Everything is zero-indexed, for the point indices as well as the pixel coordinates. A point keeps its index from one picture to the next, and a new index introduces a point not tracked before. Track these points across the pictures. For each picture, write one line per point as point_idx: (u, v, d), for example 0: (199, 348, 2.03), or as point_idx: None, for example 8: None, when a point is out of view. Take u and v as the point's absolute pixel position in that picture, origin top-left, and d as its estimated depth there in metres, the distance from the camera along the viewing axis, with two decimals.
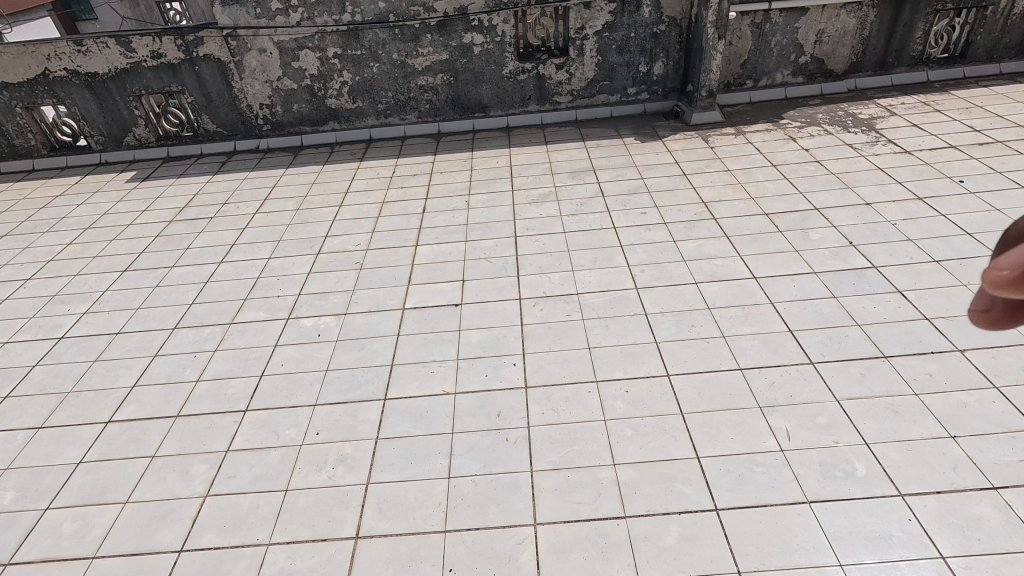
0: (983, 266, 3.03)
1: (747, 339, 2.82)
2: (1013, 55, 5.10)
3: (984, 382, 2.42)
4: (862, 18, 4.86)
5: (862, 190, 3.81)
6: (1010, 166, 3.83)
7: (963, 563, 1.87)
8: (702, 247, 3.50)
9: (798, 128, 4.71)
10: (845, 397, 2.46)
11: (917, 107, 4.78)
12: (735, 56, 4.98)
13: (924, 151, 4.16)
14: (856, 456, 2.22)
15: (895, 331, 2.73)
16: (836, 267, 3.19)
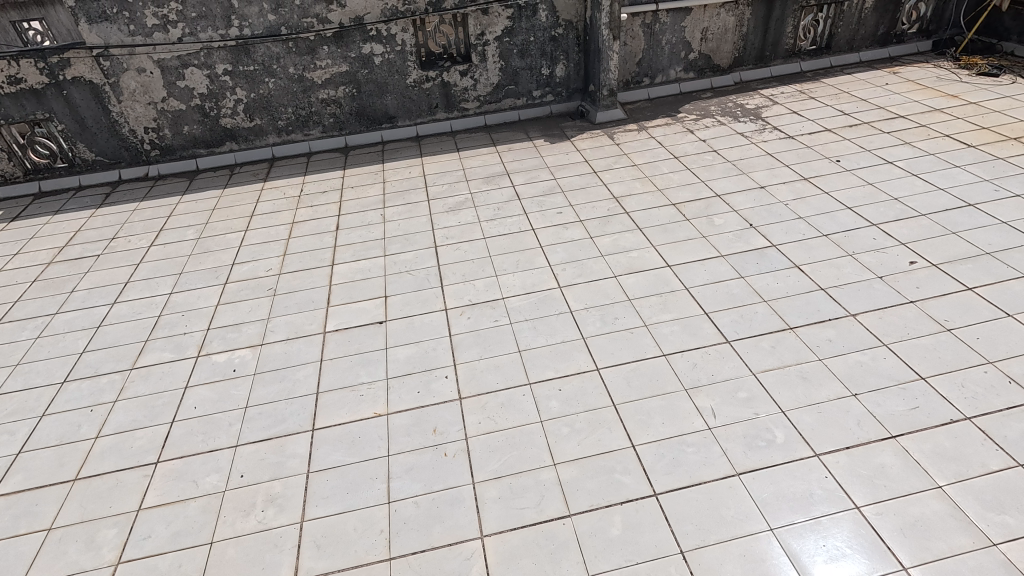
0: (864, 236, 3.34)
1: (667, 325, 2.94)
2: (869, 45, 5.67)
3: (876, 341, 2.67)
4: (739, 16, 5.23)
5: (756, 175, 4.09)
6: (878, 144, 4.26)
7: (875, 510, 2.03)
8: (618, 240, 3.62)
9: (694, 120, 4.99)
10: (760, 370, 2.62)
11: (796, 95, 5.20)
12: (631, 55, 5.20)
13: (805, 135, 4.53)
14: (775, 424, 2.37)
15: (797, 303, 2.95)
16: (739, 249, 3.40)
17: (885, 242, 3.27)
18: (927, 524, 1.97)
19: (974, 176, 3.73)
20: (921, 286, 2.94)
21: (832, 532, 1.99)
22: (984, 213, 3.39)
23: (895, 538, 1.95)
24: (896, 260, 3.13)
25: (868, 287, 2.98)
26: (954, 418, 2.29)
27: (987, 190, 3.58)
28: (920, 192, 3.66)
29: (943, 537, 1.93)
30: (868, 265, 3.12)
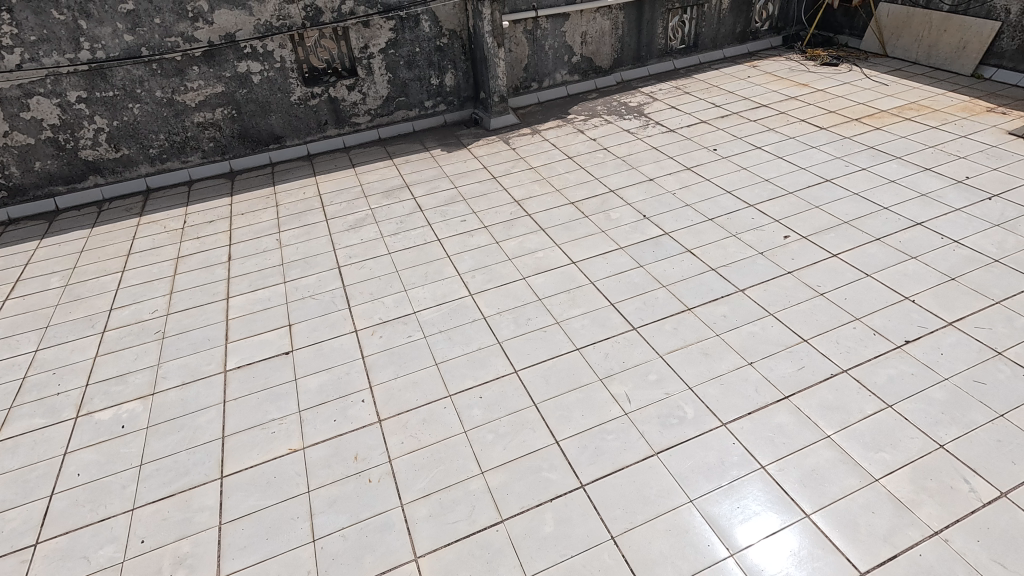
0: (744, 217, 3.64)
1: (578, 320, 3.03)
2: (730, 42, 6.19)
3: (763, 312, 2.91)
4: (614, 20, 5.52)
5: (644, 168, 4.33)
6: (747, 132, 4.65)
7: (778, 466, 2.21)
8: (523, 243, 3.68)
9: (584, 121, 5.20)
10: (666, 351, 2.77)
11: (672, 92, 5.56)
12: (517, 61, 5.32)
13: (684, 128, 4.86)
14: (684, 401, 2.51)
15: (693, 285, 3.15)
16: (637, 239, 3.57)
17: (761, 220, 3.58)
18: (822, 471, 2.17)
19: (828, 155, 4.18)
20: (795, 257, 3.24)
21: (744, 494, 2.13)
22: (839, 187, 3.80)
23: (797, 490, 2.12)
24: (772, 236, 3.43)
25: (752, 263, 3.24)
26: (834, 372, 2.54)
27: (839, 166, 4.02)
28: (786, 172, 4.04)
29: (836, 481, 2.13)
30: (749, 243, 3.40)
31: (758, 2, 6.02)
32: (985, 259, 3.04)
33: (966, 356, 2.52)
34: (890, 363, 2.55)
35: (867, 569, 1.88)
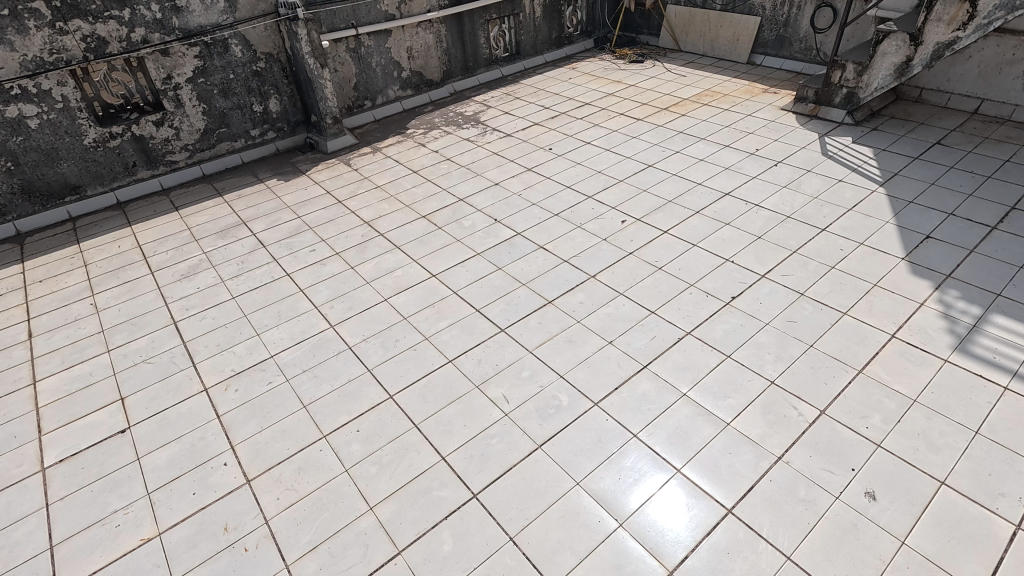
0: (586, 208, 3.89)
1: (446, 332, 3.02)
2: (549, 47, 6.60)
3: (614, 292, 3.13)
4: (437, 34, 5.59)
5: (489, 174, 4.44)
6: (576, 129, 4.98)
7: (648, 432, 2.39)
8: (380, 263, 3.59)
9: (423, 134, 5.21)
10: (535, 346, 2.86)
11: (504, 98, 5.79)
12: (345, 81, 5.18)
13: (520, 131, 5.08)
14: (558, 390, 2.62)
15: (549, 279, 3.30)
16: (491, 243, 3.66)
17: (601, 209, 3.86)
18: (685, 427, 2.39)
19: (647, 143, 4.62)
20: (634, 238, 3.53)
21: (623, 464, 2.27)
22: (661, 170, 4.22)
23: (667, 449, 2.31)
24: (612, 222, 3.71)
25: (598, 250, 3.47)
26: (681, 336, 2.81)
27: (658, 152, 4.47)
28: (615, 162, 4.40)
29: (697, 433, 2.36)
30: (594, 231, 3.64)
31: (567, 9, 6.48)
32: (780, 217, 3.57)
33: (779, 301, 2.94)
34: (723, 318, 2.88)
35: (732, 504, 2.10)
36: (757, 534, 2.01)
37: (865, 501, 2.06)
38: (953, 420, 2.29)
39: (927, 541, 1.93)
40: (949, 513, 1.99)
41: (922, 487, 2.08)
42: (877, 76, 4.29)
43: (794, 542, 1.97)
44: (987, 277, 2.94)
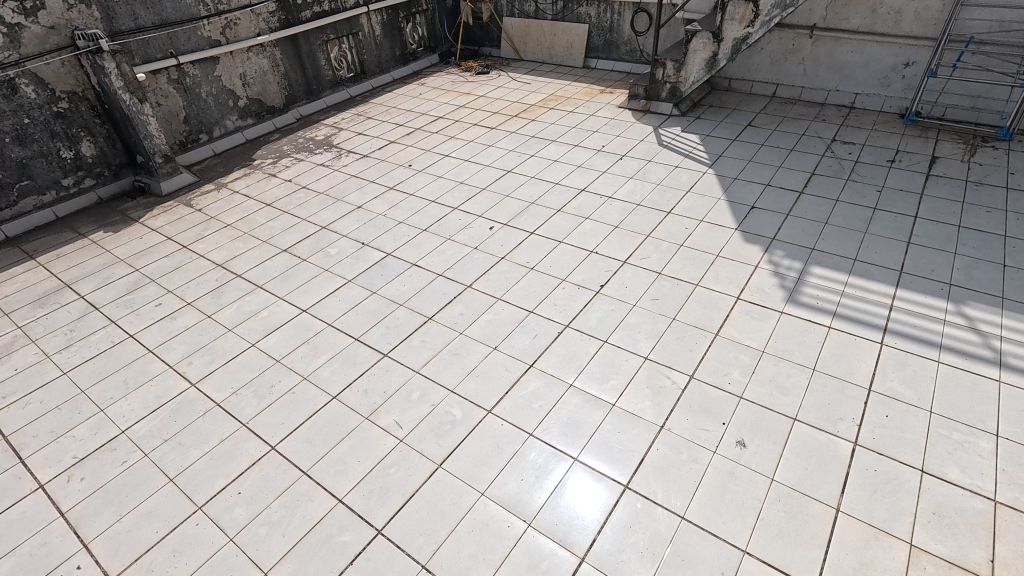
0: (453, 220, 3.90)
1: (326, 367, 2.86)
2: (394, 65, 6.56)
3: (492, 299, 3.17)
4: (271, 58, 5.29)
5: (350, 198, 4.29)
6: (433, 143, 4.99)
7: (542, 428, 2.44)
8: (241, 307, 3.31)
9: (272, 163, 4.90)
10: (422, 366, 2.81)
11: (355, 119, 5.64)
12: (172, 115, 4.72)
13: (377, 151, 4.97)
14: (451, 405, 2.59)
15: (427, 295, 3.26)
16: (362, 268, 3.53)
17: (468, 219, 3.89)
18: (575, 416, 2.48)
19: (504, 150, 4.76)
20: (504, 243, 3.61)
21: (524, 465, 2.30)
22: (520, 175, 4.37)
23: (562, 441, 2.38)
24: (481, 230, 3.76)
25: (471, 259, 3.50)
26: (560, 330, 2.92)
27: (514, 157, 4.62)
28: (475, 172, 4.47)
29: (588, 420, 2.46)
30: (464, 242, 3.67)
31: (407, 26, 6.48)
32: (632, 205, 3.86)
33: (642, 283, 3.17)
34: (596, 307, 3.04)
35: (628, 479, 2.22)
36: (653, 502, 2.13)
37: (737, 449, 2.28)
38: (795, 362, 2.62)
39: (790, 473, 2.18)
40: (803, 444, 2.27)
41: (779, 426, 2.35)
42: (692, 71, 4.80)
43: (686, 501, 2.12)
44: (802, 235, 3.42)
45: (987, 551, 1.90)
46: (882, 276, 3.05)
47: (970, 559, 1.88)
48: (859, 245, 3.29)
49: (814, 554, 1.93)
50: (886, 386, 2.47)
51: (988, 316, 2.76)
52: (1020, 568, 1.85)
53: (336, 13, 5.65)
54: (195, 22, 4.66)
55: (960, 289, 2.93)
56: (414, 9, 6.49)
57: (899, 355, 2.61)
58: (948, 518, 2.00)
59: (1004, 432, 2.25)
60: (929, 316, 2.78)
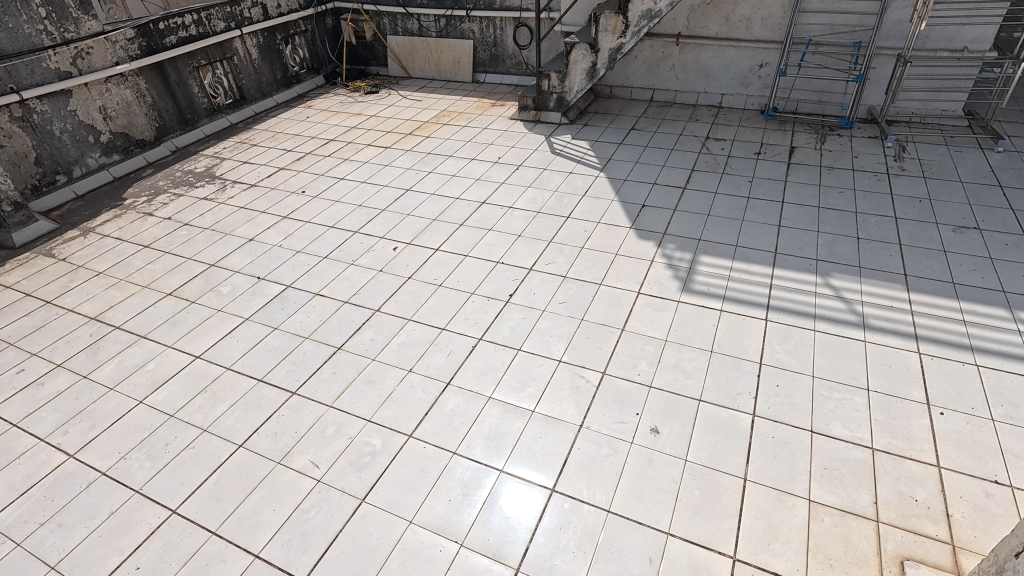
0: (354, 244, 3.80)
1: (229, 415, 2.66)
2: (276, 88, 6.29)
3: (403, 320, 3.11)
4: (135, 88, 4.88)
5: (240, 231, 4.05)
6: (326, 167, 4.83)
7: (465, 444, 2.43)
8: (124, 361, 3.00)
9: (147, 201, 4.51)
10: (335, 398, 2.69)
11: (238, 147, 5.33)
12: (19, 156, 4.21)
13: (265, 179, 4.73)
14: (369, 435, 2.50)
15: (333, 324, 3.14)
16: (259, 304, 3.34)
17: (369, 241, 3.80)
18: (497, 427, 2.48)
19: (400, 169, 4.71)
20: (409, 262, 3.56)
21: (451, 485, 2.27)
22: (419, 192, 4.34)
23: (486, 454, 2.38)
24: (385, 252, 3.69)
25: (377, 282, 3.42)
26: (474, 344, 2.92)
27: (412, 175, 4.59)
28: (373, 193, 4.38)
29: (509, 429, 2.47)
30: (368, 265, 3.57)
31: (286, 48, 6.24)
32: (532, 213, 3.95)
33: (549, 288, 3.25)
34: (507, 316, 3.08)
35: (554, 482, 2.25)
36: (580, 501, 2.18)
37: (652, 437, 2.39)
38: (695, 347, 2.79)
39: (701, 452, 2.31)
40: (710, 423, 2.42)
41: (688, 409, 2.49)
42: (575, 81, 5.02)
43: (610, 495, 2.19)
44: (690, 228, 3.66)
45: (871, 494, 2.13)
46: (761, 259, 3.34)
47: (858, 504, 2.09)
48: (739, 232, 3.58)
49: (729, 524, 2.06)
50: (774, 358, 2.70)
51: (851, 285, 3.10)
52: (899, 505, 2.08)
53: (205, 37, 5.33)
54: (38, 52, 4.19)
55: (826, 263, 3.27)
56: (292, 30, 6.27)
57: (782, 328, 2.86)
58: (837, 470, 2.21)
59: (873, 386, 2.53)
60: (803, 290, 3.08)
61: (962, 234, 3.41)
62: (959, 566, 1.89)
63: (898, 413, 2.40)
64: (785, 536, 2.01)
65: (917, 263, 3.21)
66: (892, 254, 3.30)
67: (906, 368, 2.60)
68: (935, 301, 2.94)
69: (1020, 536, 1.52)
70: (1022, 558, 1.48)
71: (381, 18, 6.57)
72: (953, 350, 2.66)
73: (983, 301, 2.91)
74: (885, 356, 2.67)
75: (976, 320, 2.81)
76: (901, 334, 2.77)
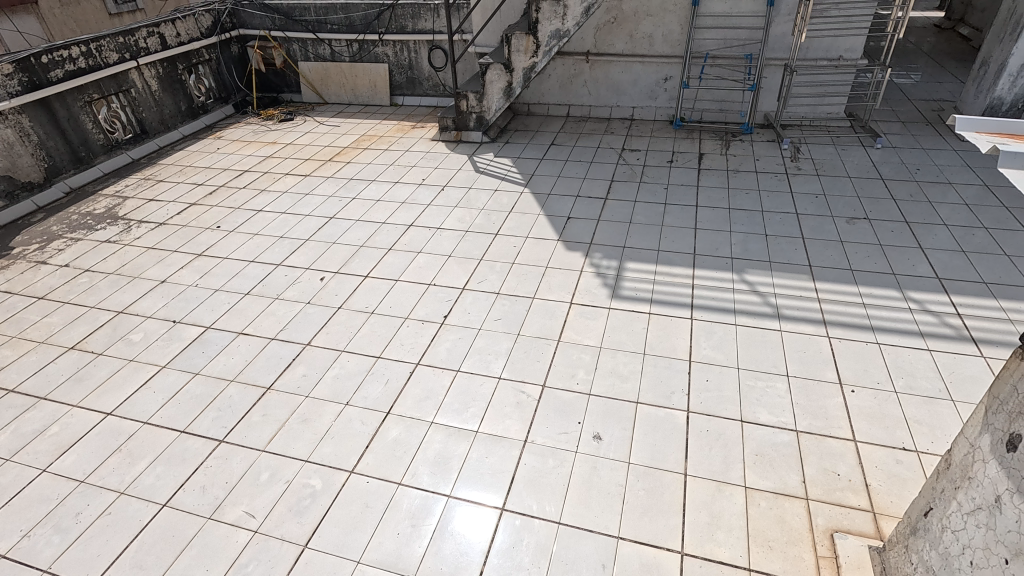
0: (278, 277, 3.65)
1: (149, 472, 2.46)
2: (182, 120, 5.98)
3: (335, 352, 3.01)
4: (18, 126, 4.47)
5: (149, 273, 3.79)
6: (242, 200, 4.62)
7: (410, 474, 2.37)
8: (22, 427, 2.72)
9: (39, 249, 4.13)
10: (267, 442, 2.55)
11: (142, 184, 5.01)
12: None
13: (175, 216, 4.46)
14: (308, 475, 2.39)
15: (261, 363, 2.99)
16: (176, 349, 3.12)
17: (294, 273, 3.66)
18: (441, 452, 2.44)
19: (322, 196, 4.58)
20: (337, 292, 3.46)
21: (398, 517, 2.21)
22: (343, 220, 4.23)
23: (432, 481, 2.33)
24: (312, 283, 3.57)
25: (305, 315, 3.29)
26: (411, 370, 2.87)
27: (335, 202, 4.48)
28: (295, 224, 4.23)
29: (454, 453, 2.44)
30: (294, 299, 3.44)
31: (190, 78, 5.95)
32: (461, 233, 3.96)
33: (483, 306, 3.25)
34: (443, 339, 3.05)
35: (504, 501, 2.24)
36: (530, 516, 2.18)
37: (595, 444, 2.43)
38: (628, 351, 2.88)
39: (642, 453, 2.38)
40: (649, 424, 2.50)
41: (627, 412, 2.56)
42: (493, 100, 5.11)
43: (559, 506, 2.20)
44: (613, 236, 3.80)
45: (800, 474, 2.26)
46: (681, 261, 3.51)
47: (788, 485, 2.22)
48: (659, 237, 3.75)
49: (674, 520, 2.12)
50: (702, 354, 2.83)
51: (763, 279, 3.32)
52: (824, 481, 2.23)
53: (97, 70, 4.99)
54: None
55: (739, 260, 3.49)
56: (195, 59, 5.99)
57: (707, 325, 3.02)
58: (768, 455, 2.34)
59: (792, 371, 2.71)
60: (722, 287, 3.27)
61: (854, 224, 3.74)
62: (881, 531, 2.04)
63: (816, 395, 2.58)
64: (727, 525, 2.10)
65: (819, 254, 3.48)
66: (797, 247, 3.56)
67: (819, 352, 2.80)
68: (837, 288, 3.20)
69: (926, 496, 1.67)
70: (930, 516, 1.62)
71: (290, 45, 6.42)
72: (856, 332, 2.90)
73: (878, 284, 3.20)
74: (799, 342, 2.87)
75: (873, 302, 3.08)
76: (811, 321, 2.99)
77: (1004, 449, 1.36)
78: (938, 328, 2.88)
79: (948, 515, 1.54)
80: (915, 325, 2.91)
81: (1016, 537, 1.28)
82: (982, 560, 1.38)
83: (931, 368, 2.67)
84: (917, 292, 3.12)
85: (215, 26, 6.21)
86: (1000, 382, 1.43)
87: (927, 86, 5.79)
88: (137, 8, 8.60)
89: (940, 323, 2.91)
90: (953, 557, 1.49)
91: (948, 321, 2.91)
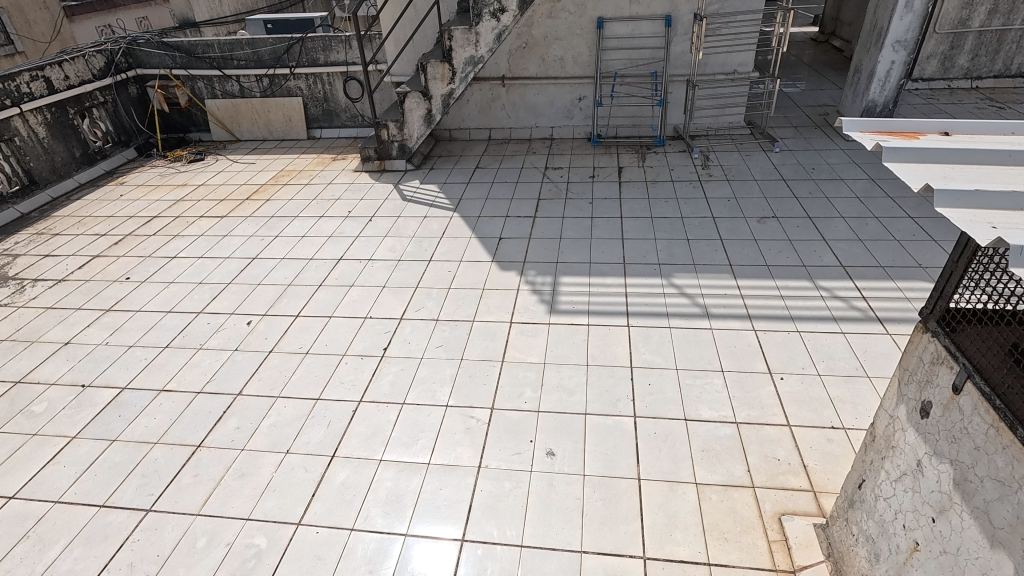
0: (200, 325, 3.43)
1: (65, 557, 2.21)
2: (77, 167, 5.55)
3: (270, 399, 2.85)
4: None
5: (50, 335, 3.45)
6: (152, 247, 4.33)
7: (362, 517, 2.26)
8: None
9: None
10: (202, 505, 2.36)
11: (35, 239, 4.58)
12: None
13: (76, 271, 4.11)
14: (250, 534, 2.23)
15: (188, 420, 2.77)
16: (89, 416, 2.85)
17: (217, 320, 3.46)
18: (394, 490, 2.36)
19: (242, 237, 4.37)
20: (267, 335, 3.29)
21: (354, 564, 2.10)
22: (267, 259, 4.05)
23: (386, 521, 2.24)
24: (238, 327, 3.38)
25: (232, 363, 3.11)
26: (354, 408, 2.76)
27: (256, 242, 4.28)
28: (213, 268, 4.00)
29: (407, 489, 2.36)
30: (219, 346, 3.25)
31: (83, 123, 5.55)
32: (393, 263, 3.89)
33: (423, 334, 3.20)
34: (385, 371, 2.97)
35: (463, 532, 2.18)
36: (491, 543, 2.13)
37: (549, 460, 2.43)
38: (572, 364, 2.92)
39: (595, 463, 2.40)
40: (599, 434, 2.53)
41: (577, 425, 2.58)
42: (414, 128, 5.11)
43: (520, 528, 2.18)
44: (545, 253, 3.86)
45: (744, 464, 2.36)
46: (613, 271, 3.62)
47: (735, 476, 2.31)
48: (590, 250, 3.86)
49: (633, 526, 2.15)
50: (642, 359, 2.92)
51: (690, 281, 3.48)
52: (766, 468, 2.34)
53: None
54: None
55: (666, 265, 3.64)
56: (88, 103, 5.60)
57: (643, 330, 3.12)
58: (713, 450, 2.43)
59: (726, 366, 2.84)
60: (653, 293, 3.40)
61: (765, 223, 4.02)
62: (822, 508, 2.17)
63: (750, 386, 2.72)
64: (683, 523, 2.15)
65: (737, 253, 3.70)
66: (717, 248, 3.78)
67: (748, 345, 2.96)
68: (757, 284, 3.41)
69: (858, 469, 1.79)
70: (864, 488, 1.74)
71: (195, 82, 6.16)
72: (778, 322, 3.10)
73: (793, 277, 3.44)
74: (729, 338, 3.02)
75: (789, 293, 3.31)
76: (737, 316, 3.16)
77: (918, 416, 1.49)
78: (847, 311, 3.13)
79: (879, 484, 1.65)
80: (829, 311, 3.14)
81: (938, 496, 1.40)
82: (912, 522, 1.49)
83: (848, 350, 2.88)
84: (826, 280, 3.38)
85: (110, 67, 5.84)
86: (908, 355, 1.56)
87: (812, 93, 6.36)
88: (15, 52, 7.93)
89: (849, 306, 3.17)
90: (888, 524, 1.60)
91: (855, 304, 3.17)
